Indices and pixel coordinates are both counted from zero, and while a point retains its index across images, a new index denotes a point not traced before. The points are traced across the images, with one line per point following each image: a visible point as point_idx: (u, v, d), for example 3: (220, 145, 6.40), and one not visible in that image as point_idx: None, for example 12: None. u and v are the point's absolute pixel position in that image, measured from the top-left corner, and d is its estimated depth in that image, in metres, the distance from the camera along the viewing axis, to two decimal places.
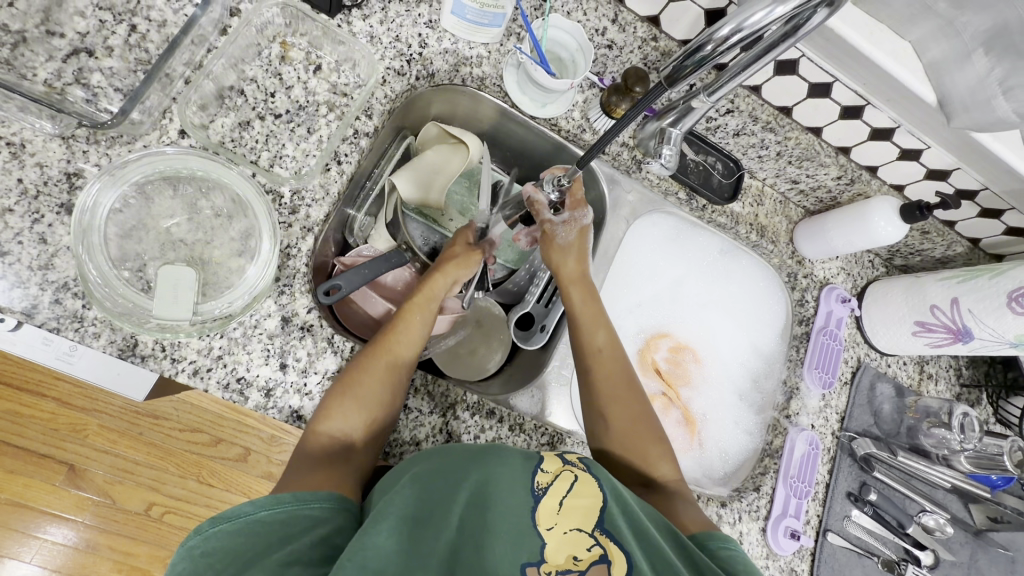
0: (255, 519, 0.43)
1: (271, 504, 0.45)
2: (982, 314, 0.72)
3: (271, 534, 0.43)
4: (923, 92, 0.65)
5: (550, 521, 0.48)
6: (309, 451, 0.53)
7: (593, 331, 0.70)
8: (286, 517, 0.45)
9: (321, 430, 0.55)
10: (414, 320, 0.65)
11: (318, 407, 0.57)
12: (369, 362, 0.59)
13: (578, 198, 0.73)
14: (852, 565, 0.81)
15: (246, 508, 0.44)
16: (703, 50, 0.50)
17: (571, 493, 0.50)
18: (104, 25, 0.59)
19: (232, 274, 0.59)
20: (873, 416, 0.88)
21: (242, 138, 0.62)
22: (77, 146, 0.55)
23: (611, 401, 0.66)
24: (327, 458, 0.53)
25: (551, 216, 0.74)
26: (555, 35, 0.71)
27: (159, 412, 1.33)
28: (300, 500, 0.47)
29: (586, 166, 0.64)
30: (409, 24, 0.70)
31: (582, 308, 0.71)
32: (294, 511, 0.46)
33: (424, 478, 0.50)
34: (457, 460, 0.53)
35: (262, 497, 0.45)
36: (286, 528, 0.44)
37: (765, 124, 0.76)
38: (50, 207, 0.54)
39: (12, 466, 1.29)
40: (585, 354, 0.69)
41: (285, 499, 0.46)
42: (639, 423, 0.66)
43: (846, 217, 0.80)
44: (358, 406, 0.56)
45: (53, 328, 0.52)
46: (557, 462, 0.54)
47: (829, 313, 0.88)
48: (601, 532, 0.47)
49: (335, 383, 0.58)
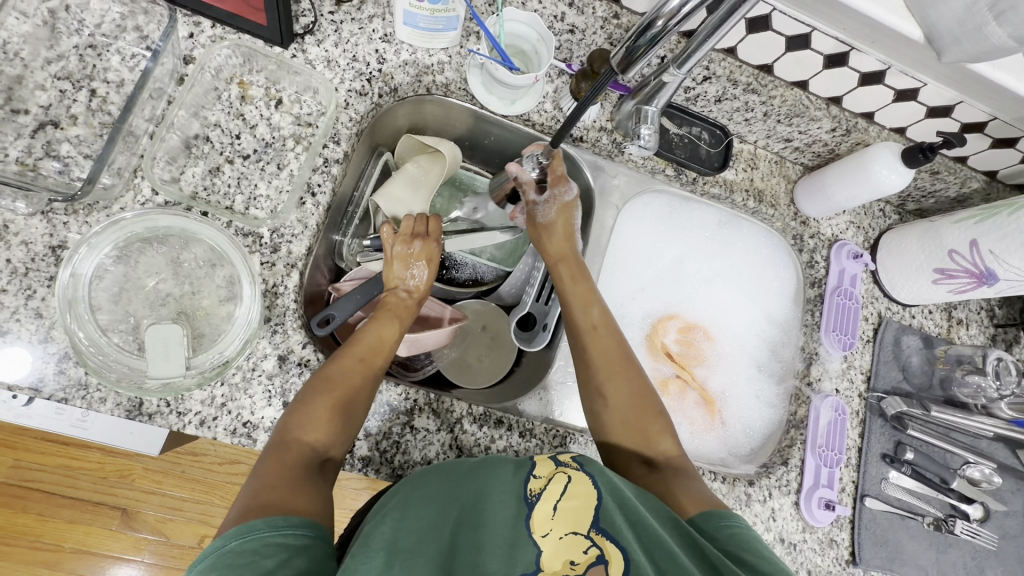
0: (225, 551, 0.40)
1: (241, 532, 0.41)
2: (1005, 254, 0.68)
3: (238, 565, 0.39)
4: (907, 30, 0.61)
5: (545, 528, 0.47)
6: (287, 460, 0.50)
7: (585, 307, 0.68)
8: (259, 543, 0.41)
9: (304, 438, 0.53)
10: (396, 327, 0.65)
11: (300, 413, 0.54)
12: (358, 376, 0.58)
13: (560, 173, 0.71)
14: (896, 528, 0.78)
15: (217, 543, 0.41)
16: (654, 27, 0.48)
17: (564, 495, 0.49)
18: (65, 94, 0.60)
19: (223, 321, 0.59)
20: (902, 372, 0.84)
21: (214, 185, 0.63)
22: (57, 219, 0.57)
23: (608, 379, 0.64)
24: (306, 470, 0.51)
25: (535, 197, 0.73)
26: (512, 29, 0.68)
27: (197, 449, 1.37)
28: (272, 526, 0.42)
29: (558, 144, 0.67)
30: (364, 43, 0.69)
31: (571, 286, 0.70)
32: (266, 538, 0.41)
33: (416, 501, 0.50)
34: (448, 482, 0.53)
35: (236, 527, 0.42)
36: (259, 555, 0.40)
37: (746, 86, 0.73)
38: (39, 281, 0.55)
39: (71, 516, 1.34)
40: (580, 330, 0.67)
41: (258, 525, 0.42)
42: (640, 396, 0.63)
43: (846, 172, 0.76)
44: (343, 415, 0.55)
45: (61, 398, 0.54)
46: (549, 464, 0.53)
47: (841, 272, 0.84)
48: (597, 532, 0.46)
49: (314, 390, 0.56)
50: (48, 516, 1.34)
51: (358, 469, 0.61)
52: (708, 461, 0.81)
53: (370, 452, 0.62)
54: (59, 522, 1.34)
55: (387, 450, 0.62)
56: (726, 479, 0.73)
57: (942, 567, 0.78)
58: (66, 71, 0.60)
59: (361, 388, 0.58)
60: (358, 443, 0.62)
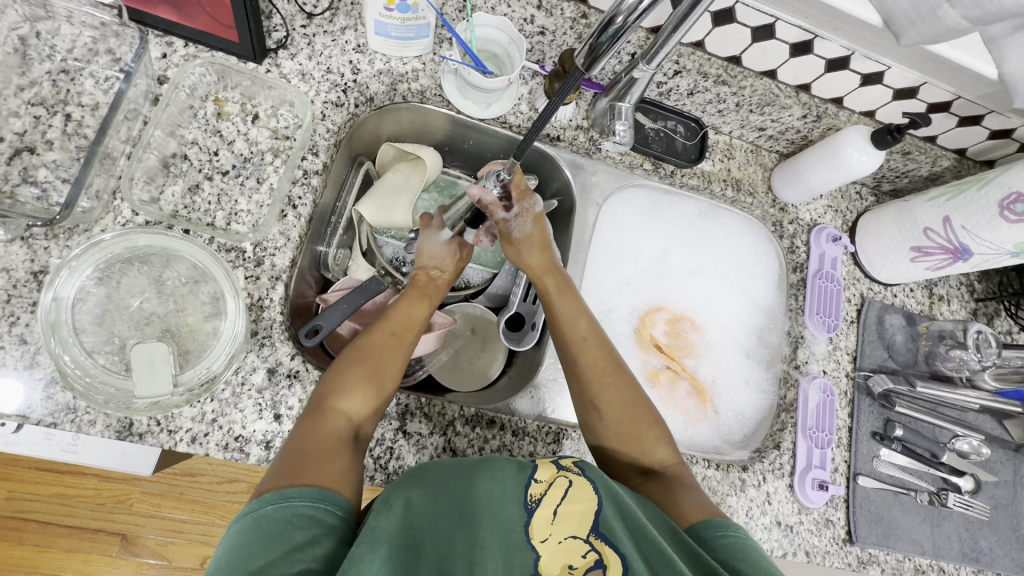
0: (261, 514, 0.43)
1: (279, 497, 0.44)
2: (976, 229, 0.69)
3: (273, 533, 0.42)
4: (866, 16, 0.63)
5: (544, 533, 0.48)
6: (322, 427, 0.53)
7: (573, 320, 0.68)
8: (291, 513, 0.43)
9: (340, 406, 0.55)
10: (423, 305, 0.68)
11: (335, 383, 0.57)
12: (388, 352, 0.62)
13: (523, 187, 0.71)
14: (889, 504, 0.79)
15: (256, 504, 0.44)
16: (615, 24, 0.48)
17: (565, 500, 0.49)
18: (40, 120, 0.60)
19: (209, 337, 0.59)
20: (887, 350, 0.85)
21: (194, 203, 0.63)
22: (38, 244, 0.57)
23: (603, 391, 0.64)
24: (341, 439, 0.53)
25: (505, 215, 0.71)
26: (483, 33, 0.69)
27: (194, 469, 1.36)
28: (308, 497, 0.45)
29: (523, 157, 0.62)
30: (337, 54, 0.70)
31: (560, 299, 0.69)
32: (299, 508, 0.44)
33: (417, 504, 0.49)
34: (445, 482, 0.52)
35: (274, 492, 0.45)
36: (290, 526, 0.43)
37: (715, 78, 0.74)
38: (22, 307, 0.55)
39: (69, 545, 1.32)
40: (569, 344, 0.67)
41: (294, 492, 0.45)
42: (635, 403, 0.63)
43: (819, 157, 0.77)
44: (373, 385, 0.58)
45: (51, 423, 0.54)
46: (551, 468, 0.53)
47: (821, 255, 0.86)
48: (596, 537, 0.48)
49: (347, 363, 0.59)
50: (46, 547, 1.31)
51: None
52: (703, 449, 0.82)
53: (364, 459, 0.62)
54: (57, 552, 1.32)
55: (381, 456, 0.63)
56: (721, 465, 0.73)
57: (937, 541, 0.79)
58: (40, 97, 0.60)
59: (392, 362, 0.61)
60: None
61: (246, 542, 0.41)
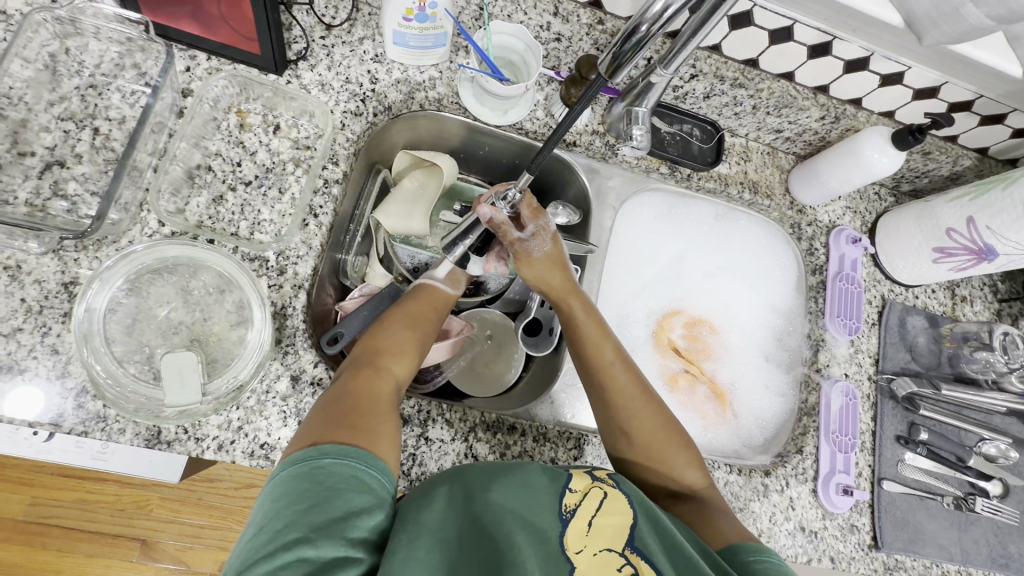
0: (320, 465, 0.44)
1: (337, 451, 0.45)
2: (1002, 229, 0.69)
3: (331, 487, 0.43)
4: (886, 16, 0.63)
5: (579, 545, 0.47)
6: (376, 383, 0.55)
7: (597, 343, 0.66)
8: (350, 473, 0.44)
9: (390, 368, 0.58)
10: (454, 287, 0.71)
11: (380, 349, 0.59)
12: (428, 325, 0.65)
13: (534, 206, 0.69)
14: (916, 509, 0.77)
15: (313, 454, 0.45)
16: (638, 31, 0.49)
17: (599, 512, 0.49)
18: (69, 134, 0.61)
19: (234, 345, 0.60)
20: (910, 353, 0.84)
21: (218, 213, 0.64)
22: (68, 256, 0.58)
23: (632, 417, 0.62)
24: (390, 398, 0.55)
25: (519, 234, 0.68)
26: (500, 41, 0.70)
27: (212, 475, 1.37)
28: (363, 461, 0.45)
29: (535, 169, 0.57)
30: (356, 64, 0.71)
31: (585, 321, 0.68)
32: (357, 470, 0.45)
33: (456, 501, 0.49)
34: (482, 479, 0.51)
35: (330, 445, 0.46)
36: (348, 487, 0.43)
37: (733, 81, 0.74)
38: (54, 318, 0.56)
39: (91, 550, 1.33)
40: (596, 369, 0.65)
41: (351, 448, 0.46)
42: (663, 428, 0.62)
43: (839, 157, 0.76)
44: (409, 354, 0.60)
45: (82, 432, 0.54)
46: (585, 479, 0.53)
47: (841, 257, 0.85)
48: (632, 551, 0.47)
49: (387, 330, 0.61)
50: (68, 551, 1.33)
51: None
52: (722, 454, 0.81)
53: None
54: (78, 556, 1.33)
55: (404, 463, 0.63)
56: (743, 470, 0.73)
57: (965, 547, 0.78)
58: (69, 112, 0.62)
59: (426, 339, 0.63)
60: None
61: (305, 489, 0.42)
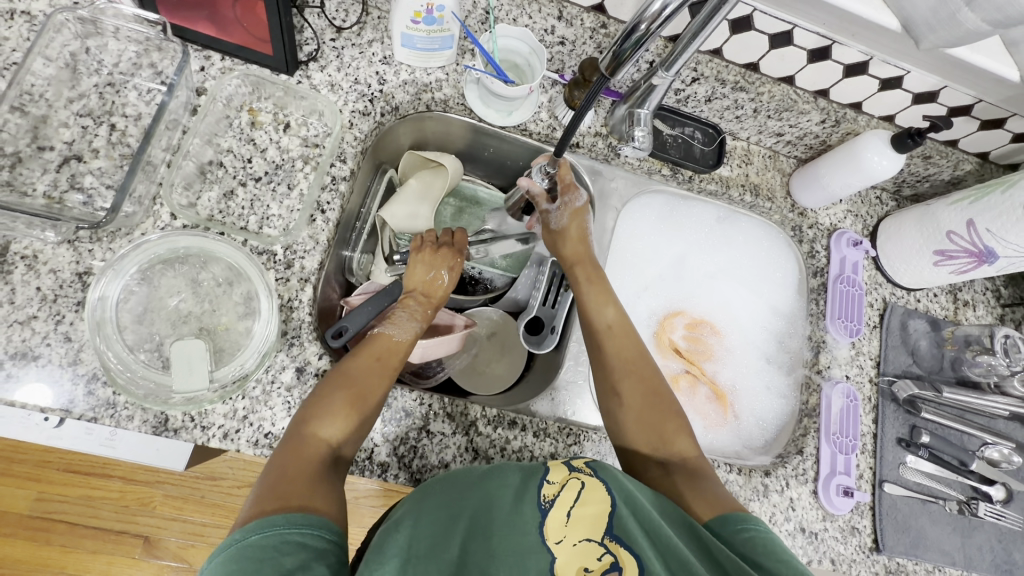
0: (246, 544, 0.42)
1: (262, 526, 0.43)
2: (1001, 232, 0.69)
3: (261, 558, 0.41)
4: (884, 20, 0.65)
5: (559, 534, 0.48)
6: (306, 451, 0.53)
7: (600, 306, 0.69)
8: (278, 540, 0.42)
9: (318, 432, 0.54)
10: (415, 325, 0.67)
11: (317, 407, 0.56)
12: (377, 376, 0.60)
13: (569, 181, 0.73)
14: (917, 513, 0.77)
15: (240, 535, 0.43)
16: (638, 31, 0.51)
17: (577, 502, 0.50)
18: (87, 130, 0.63)
19: (242, 336, 0.62)
20: (911, 356, 0.84)
21: (229, 208, 0.66)
22: (83, 247, 0.60)
23: (626, 381, 0.65)
24: (319, 465, 0.52)
25: (547, 206, 0.74)
26: (506, 44, 0.71)
27: (215, 472, 1.38)
28: (289, 522, 0.44)
29: (562, 153, 0.69)
30: (365, 66, 0.73)
31: (588, 286, 0.71)
32: (286, 533, 0.43)
33: (428, 511, 0.51)
34: (462, 487, 0.54)
35: (257, 521, 0.44)
36: (277, 552, 0.42)
37: (734, 84, 0.75)
38: (67, 306, 0.58)
39: (94, 546, 1.34)
40: (594, 332, 0.69)
41: (278, 519, 0.44)
42: (655, 395, 0.64)
43: (839, 161, 0.77)
44: (350, 410, 0.56)
45: (92, 417, 0.56)
46: (563, 470, 0.54)
47: (842, 260, 0.85)
48: (611, 539, 0.47)
49: (330, 385, 0.58)
50: (72, 548, 1.34)
51: (377, 474, 0.62)
52: (723, 455, 0.81)
53: (388, 458, 0.63)
54: (82, 553, 1.34)
55: (405, 455, 0.64)
56: (742, 469, 0.73)
57: (968, 552, 0.77)
58: (88, 109, 0.64)
59: (375, 387, 0.59)
60: (377, 449, 0.63)
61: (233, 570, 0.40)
